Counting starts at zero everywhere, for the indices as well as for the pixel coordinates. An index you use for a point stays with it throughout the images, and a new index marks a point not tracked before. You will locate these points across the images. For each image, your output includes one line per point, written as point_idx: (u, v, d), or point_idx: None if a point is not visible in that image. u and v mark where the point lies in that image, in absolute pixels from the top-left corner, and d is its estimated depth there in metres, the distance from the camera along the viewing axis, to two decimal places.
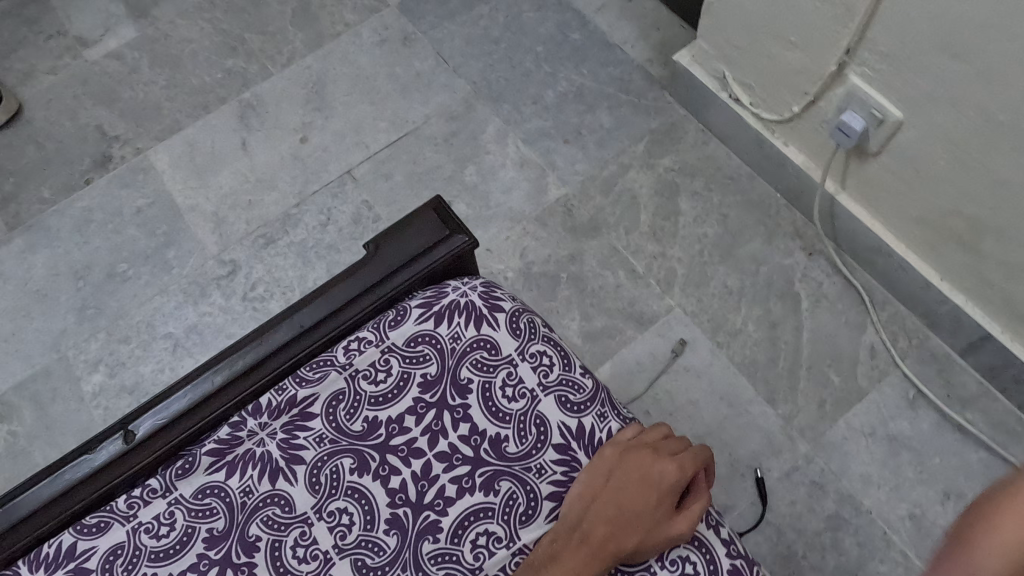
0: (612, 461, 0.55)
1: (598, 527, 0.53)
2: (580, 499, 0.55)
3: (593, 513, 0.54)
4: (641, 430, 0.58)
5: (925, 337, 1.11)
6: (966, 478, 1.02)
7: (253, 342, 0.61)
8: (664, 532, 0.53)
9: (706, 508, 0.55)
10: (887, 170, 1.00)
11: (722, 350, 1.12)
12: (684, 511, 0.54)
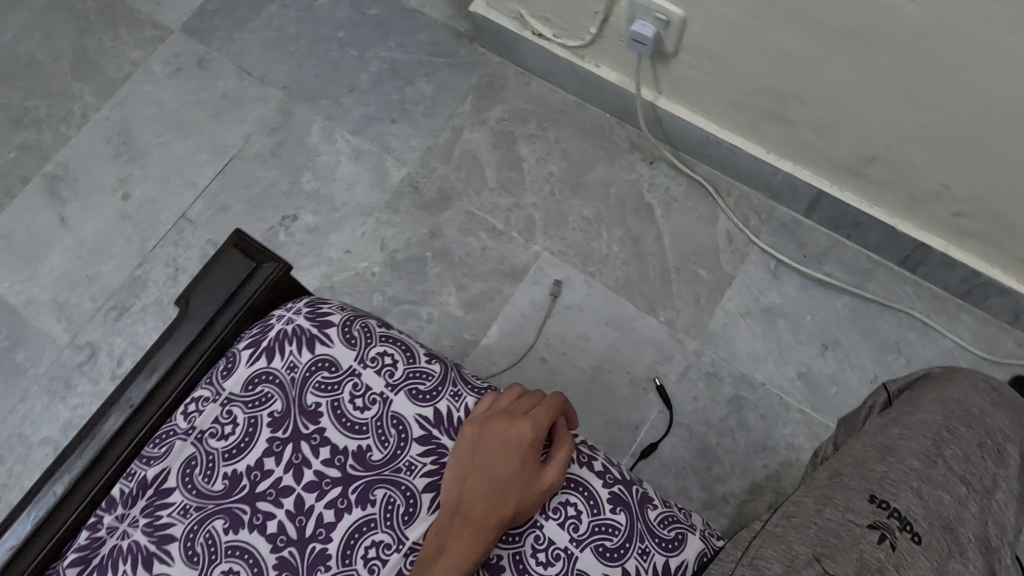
0: (474, 437, 0.56)
1: (476, 504, 0.54)
2: (454, 483, 0.55)
3: (468, 493, 0.54)
4: (495, 398, 0.59)
5: (772, 209, 1.17)
6: (837, 325, 1.11)
7: (86, 437, 0.58)
8: (537, 488, 0.55)
9: (570, 452, 0.57)
10: (690, 66, 1.03)
11: (596, 279, 1.15)
12: (550, 463, 0.56)
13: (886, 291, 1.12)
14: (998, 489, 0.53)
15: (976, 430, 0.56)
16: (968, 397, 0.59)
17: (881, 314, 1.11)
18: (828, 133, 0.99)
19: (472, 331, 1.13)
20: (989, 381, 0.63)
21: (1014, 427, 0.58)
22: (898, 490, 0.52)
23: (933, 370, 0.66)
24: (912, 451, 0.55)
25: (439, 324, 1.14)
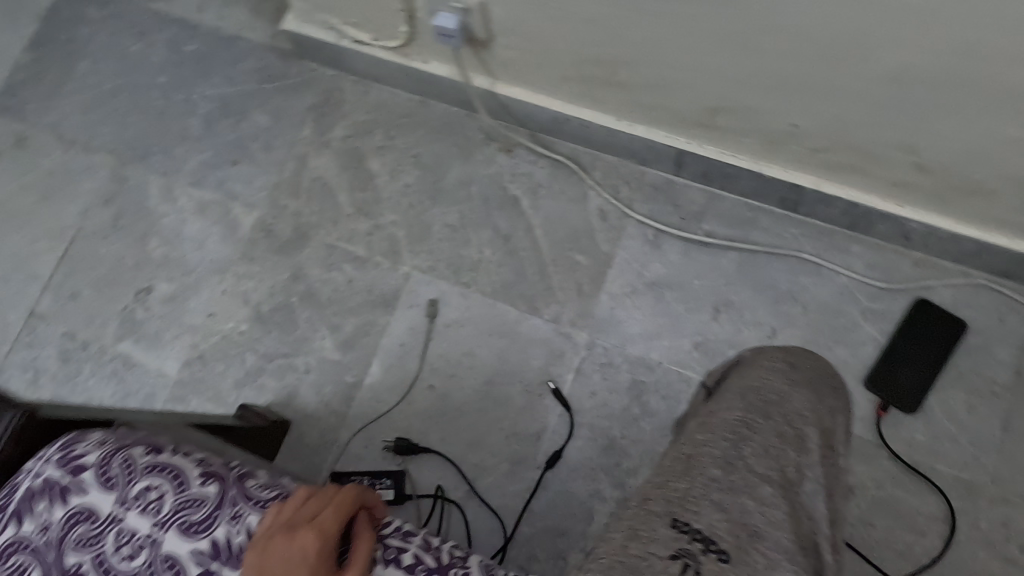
0: (263, 554, 0.53)
1: None
2: None
3: None
4: (282, 506, 0.57)
5: (642, 175, 1.10)
6: (727, 284, 1.05)
7: None
8: None
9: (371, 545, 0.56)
10: (509, 48, 0.94)
11: (472, 288, 1.09)
12: (351, 562, 0.54)
13: (771, 238, 1.06)
14: (801, 479, 0.52)
15: (776, 418, 0.54)
16: (767, 382, 0.57)
17: (770, 263, 1.05)
18: (666, 94, 0.91)
19: (354, 371, 1.07)
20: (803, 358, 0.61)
21: (813, 405, 0.56)
22: (698, 507, 0.49)
23: (745, 354, 0.63)
24: (711, 458, 0.52)
25: (319, 372, 1.08)
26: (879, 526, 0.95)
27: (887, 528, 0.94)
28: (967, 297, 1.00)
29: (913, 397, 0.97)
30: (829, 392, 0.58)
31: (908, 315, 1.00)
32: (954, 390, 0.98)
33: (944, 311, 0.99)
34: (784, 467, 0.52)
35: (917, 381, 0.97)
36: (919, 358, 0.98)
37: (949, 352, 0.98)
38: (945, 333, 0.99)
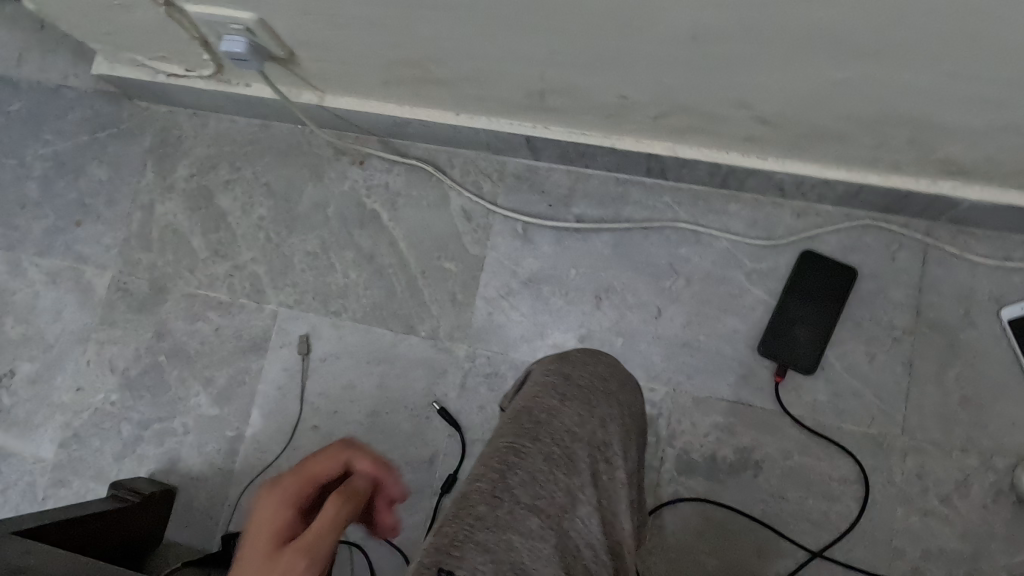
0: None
1: None
2: None
3: None
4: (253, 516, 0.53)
5: (502, 165, 1.03)
6: (604, 269, 0.98)
7: None
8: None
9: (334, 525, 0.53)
10: (316, 60, 0.86)
11: (343, 317, 1.02)
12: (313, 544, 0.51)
13: (645, 211, 0.99)
14: (574, 506, 0.51)
15: (544, 442, 0.52)
16: (541, 400, 0.55)
17: (647, 238, 0.98)
18: (489, 84, 0.84)
19: (234, 424, 1.02)
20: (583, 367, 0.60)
21: (583, 419, 0.55)
22: (464, 551, 0.44)
23: (530, 366, 0.61)
24: (481, 493, 0.48)
25: (199, 430, 1.02)
26: (792, 498, 0.90)
27: (800, 499, 0.89)
28: (854, 241, 0.94)
29: (810, 355, 0.91)
30: (610, 399, 0.58)
31: (796, 269, 0.94)
32: (853, 341, 0.92)
33: (832, 260, 0.93)
34: (557, 494, 0.50)
35: (812, 338, 0.91)
36: (812, 313, 0.92)
37: (842, 303, 0.92)
38: (836, 284, 0.92)
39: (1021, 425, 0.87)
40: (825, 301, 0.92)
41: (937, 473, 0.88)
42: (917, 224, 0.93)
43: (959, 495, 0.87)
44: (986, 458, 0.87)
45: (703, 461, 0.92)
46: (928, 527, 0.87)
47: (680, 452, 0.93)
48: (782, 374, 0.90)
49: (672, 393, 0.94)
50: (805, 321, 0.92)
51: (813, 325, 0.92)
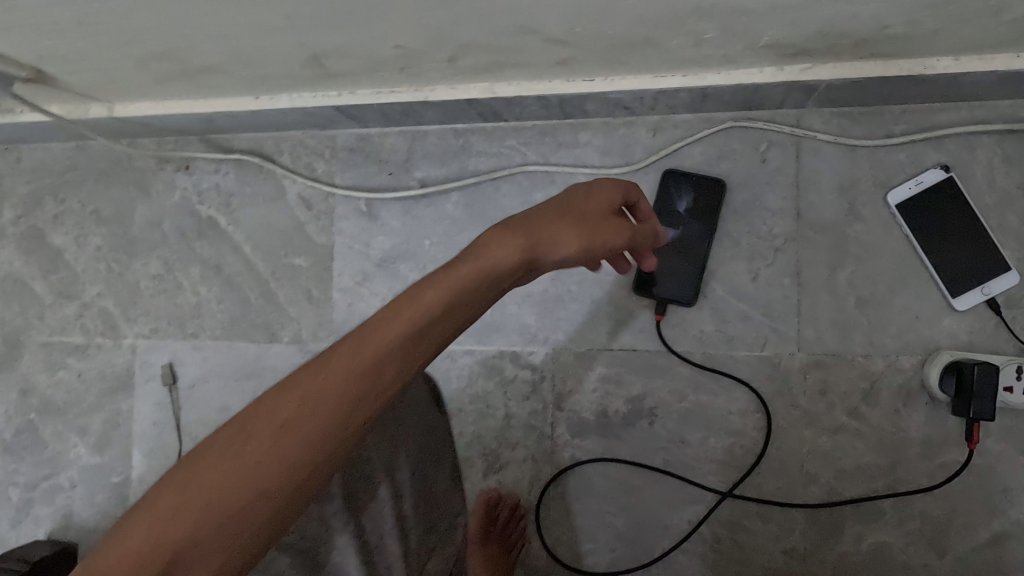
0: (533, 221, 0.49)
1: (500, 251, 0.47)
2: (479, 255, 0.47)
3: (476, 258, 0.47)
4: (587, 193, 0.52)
5: (333, 140, 0.93)
6: (459, 232, 0.89)
7: None
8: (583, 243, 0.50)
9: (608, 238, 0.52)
10: (70, 72, 0.76)
11: (203, 337, 0.96)
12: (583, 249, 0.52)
13: (491, 161, 0.89)
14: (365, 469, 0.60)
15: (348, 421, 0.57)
16: None
17: (498, 190, 0.89)
18: (261, 61, 0.73)
19: (119, 469, 0.97)
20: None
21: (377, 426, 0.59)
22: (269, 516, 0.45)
23: None
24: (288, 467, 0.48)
25: (86, 482, 0.98)
26: (693, 440, 0.83)
27: (702, 440, 0.83)
28: (719, 148, 0.84)
29: (690, 283, 0.83)
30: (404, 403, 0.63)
31: (659, 193, 0.84)
32: (733, 260, 0.83)
33: (697, 176, 0.83)
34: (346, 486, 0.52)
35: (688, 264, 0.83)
36: (684, 238, 0.83)
37: (715, 220, 0.83)
38: (704, 201, 0.83)
39: (924, 318, 0.79)
40: (696, 222, 0.83)
41: (842, 386, 0.80)
42: (784, 116, 0.82)
43: (868, 405, 0.80)
44: (892, 360, 0.79)
45: (596, 419, 0.85)
46: (839, 445, 0.80)
47: (571, 414, 0.86)
48: (661, 312, 0.82)
49: (552, 353, 0.87)
50: (678, 248, 0.83)
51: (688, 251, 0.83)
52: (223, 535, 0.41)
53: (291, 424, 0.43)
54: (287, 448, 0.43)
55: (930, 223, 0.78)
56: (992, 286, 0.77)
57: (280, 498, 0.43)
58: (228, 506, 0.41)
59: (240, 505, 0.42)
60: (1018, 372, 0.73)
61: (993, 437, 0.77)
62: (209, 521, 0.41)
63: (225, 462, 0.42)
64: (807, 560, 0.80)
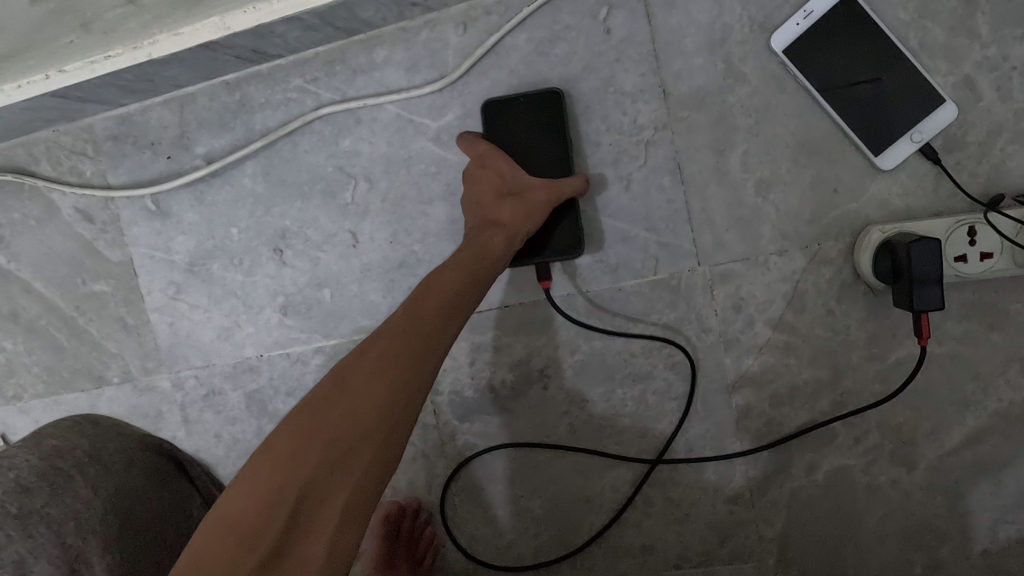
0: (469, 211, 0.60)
1: (470, 249, 0.55)
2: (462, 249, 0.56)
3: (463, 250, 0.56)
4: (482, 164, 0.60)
5: (91, 131, 0.74)
6: (268, 210, 0.72)
7: None
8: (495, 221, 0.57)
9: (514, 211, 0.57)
10: None
11: (26, 398, 0.81)
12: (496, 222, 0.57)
13: (279, 113, 0.70)
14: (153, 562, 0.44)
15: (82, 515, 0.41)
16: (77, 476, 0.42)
17: (297, 147, 0.70)
18: None
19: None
20: (83, 419, 0.45)
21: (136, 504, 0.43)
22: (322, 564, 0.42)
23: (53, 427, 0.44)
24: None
25: None
26: (597, 397, 0.68)
27: (606, 394, 0.68)
28: (549, 29, 0.64)
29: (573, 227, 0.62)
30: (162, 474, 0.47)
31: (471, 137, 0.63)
32: (597, 170, 0.65)
33: (522, 98, 0.63)
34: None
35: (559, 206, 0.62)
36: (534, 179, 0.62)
37: (569, 147, 0.62)
38: (546, 126, 0.63)
39: (846, 189, 0.61)
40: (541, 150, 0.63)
41: (760, 295, 0.64)
42: None
43: (793, 312, 0.64)
44: (814, 251, 0.62)
45: (481, 396, 0.71)
46: (768, 367, 0.65)
47: (452, 396, 0.71)
48: (547, 280, 0.62)
49: None
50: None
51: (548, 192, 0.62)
52: (331, 489, 0.42)
53: (393, 368, 0.46)
54: (369, 405, 0.44)
55: (831, 66, 0.59)
56: (922, 130, 0.59)
57: (379, 449, 0.44)
58: (334, 455, 0.42)
59: (340, 457, 0.43)
60: (971, 235, 0.57)
61: (951, 319, 0.61)
62: (321, 468, 0.42)
63: (333, 410, 0.44)
64: (757, 504, 0.67)
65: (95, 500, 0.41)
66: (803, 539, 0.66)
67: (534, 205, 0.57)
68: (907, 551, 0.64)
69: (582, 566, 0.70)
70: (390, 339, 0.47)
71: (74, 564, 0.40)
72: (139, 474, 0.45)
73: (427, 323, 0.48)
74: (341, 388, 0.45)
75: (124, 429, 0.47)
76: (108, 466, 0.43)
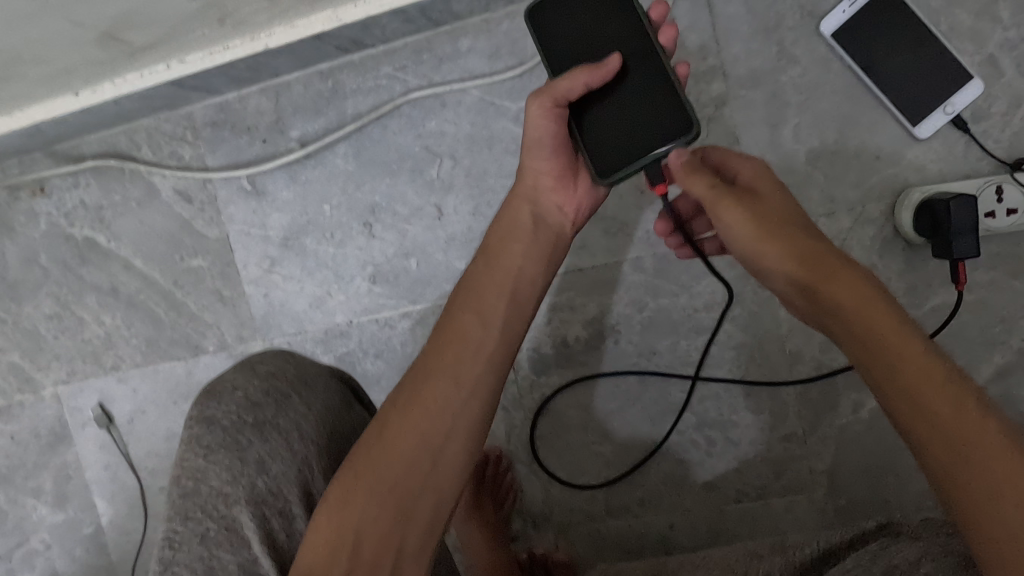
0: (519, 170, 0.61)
1: (500, 231, 0.57)
2: (504, 219, 0.58)
3: (494, 229, 0.58)
4: None
5: (191, 118, 0.81)
6: (358, 186, 0.79)
7: None
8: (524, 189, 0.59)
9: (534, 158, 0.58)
10: None
11: (124, 367, 0.87)
12: (522, 190, 0.59)
13: (370, 98, 0.77)
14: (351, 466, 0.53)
15: (302, 430, 0.51)
16: (291, 399, 0.52)
17: (386, 129, 0.77)
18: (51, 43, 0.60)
19: (87, 519, 0.88)
20: (285, 352, 0.56)
21: (336, 420, 0.53)
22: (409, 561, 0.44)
23: (266, 358, 0.55)
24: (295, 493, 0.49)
25: (55, 544, 0.89)
26: (663, 348, 0.76)
27: (672, 346, 0.76)
28: None
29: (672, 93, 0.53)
30: (349, 397, 0.57)
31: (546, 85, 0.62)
32: None
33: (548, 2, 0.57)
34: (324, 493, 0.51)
35: (642, 81, 0.54)
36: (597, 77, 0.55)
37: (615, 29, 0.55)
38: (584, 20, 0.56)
39: (886, 156, 0.70)
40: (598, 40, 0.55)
41: None
42: None
43: None
44: (858, 212, 0.70)
45: (556, 351, 0.78)
46: None
47: (530, 352, 0.79)
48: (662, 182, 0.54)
49: None
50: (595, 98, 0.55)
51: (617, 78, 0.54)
52: (384, 526, 0.43)
53: (434, 394, 0.47)
54: (408, 439, 0.45)
55: (874, 46, 0.68)
56: (954, 103, 0.67)
57: (429, 478, 0.45)
58: (384, 491, 0.44)
59: (387, 492, 0.44)
60: (998, 194, 0.66)
61: (979, 269, 0.70)
62: (373, 508, 0.44)
63: (380, 446, 0.45)
64: (808, 441, 0.75)
65: (308, 413, 0.52)
66: (849, 471, 0.74)
67: (535, 138, 0.56)
68: None
69: (649, 502, 0.78)
70: (424, 372, 0.49)
71: (301, 462, 0.50)
72: (333, 395, 0.55)
73: (460, 345, 0.50)
74: (386, 426, 0.46)
75: (313, 362, 0.57)
76: (311, 387, 0.54)
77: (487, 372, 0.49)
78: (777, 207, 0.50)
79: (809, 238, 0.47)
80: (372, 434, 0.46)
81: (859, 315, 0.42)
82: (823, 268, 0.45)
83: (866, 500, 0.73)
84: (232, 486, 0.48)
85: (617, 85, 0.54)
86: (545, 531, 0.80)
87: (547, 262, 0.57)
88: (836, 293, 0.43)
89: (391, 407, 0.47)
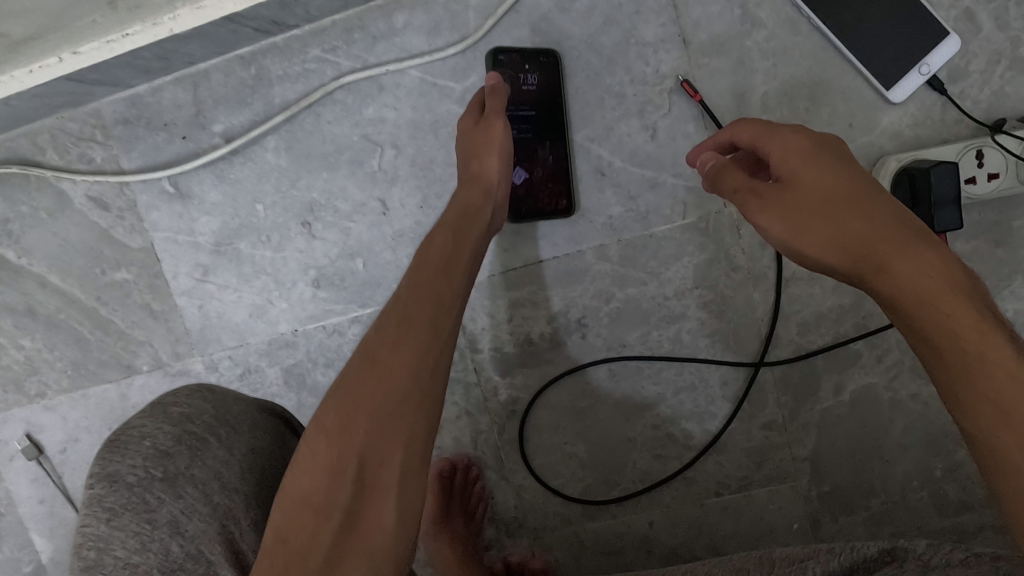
0: (467, 153, 0.62)
1: (453, 214, 0.56)
2: (459, 206, 0.58)
3: (457, 199, 0.58)
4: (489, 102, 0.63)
5: (99, 116, 0.73)
6: (292, 183, 0.72)
7: None
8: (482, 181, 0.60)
9: (495, 161, 0.61)
10: None
11: (52, 394, 0.79)
12: (482, 180, 0.60)
13: (298, 85, 0.70)
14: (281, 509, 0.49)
15: (223, 480, 0.46)
16: (210, 446, 0.47)
17: (320, 118, 0.70)
18: None
19: (26, 558, 0.81)
20: (203, 387, 0.51)
21: (262, 463, 0.49)
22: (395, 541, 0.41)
23: (178, 400, 0.49)
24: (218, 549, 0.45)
25: None
26: (634, 340, 0.71)
27: (643, 337, 0.71)
28: None
29: (568, 184, 0.69)
30: (278, 430, 0.52)
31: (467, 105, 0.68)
32: (623, 121, 0.68)
33: (527, 55, 0.66)
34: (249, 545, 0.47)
35: (554, 162, 0.68)
36: (525, 140, 0.68)
37: (555, 110, 0.68)
38: (541, 92, 0.67)
39: (860, 122, 0.65)
40: (539, 112, 0.68)
41: None
42: None
43: None
44: None
45: (520, 350, 0.73)
46: (794, 298, 0.69)
47: (492, 353, 0.73)
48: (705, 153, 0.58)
49: None
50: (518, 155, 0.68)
51: (539, 149, 0.68)
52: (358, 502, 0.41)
53: (390, 365, 0.43)
54: (369, 414, 0.42)
55: (842, 5, 0.63)
56: (931, 62, 0.62)
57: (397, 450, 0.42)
58: (352, 471, 0.41)
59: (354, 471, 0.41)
60: (979, 158, 0.61)
61: (960, 239, 0.66)
62: (345, 486, 0.41)
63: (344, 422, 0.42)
64: (789, 428, 0.71)
65: (230, 459, 0.47)
66: (832, 457, 0.71)
67: (496, 148, 0.61)
68: (928, 457, 0.69)
69: (629, 502, 0.73)
70: (379, 342, 0.44)
71: (225, 516, 0.46)
72: (261, 432, 0.50)
73: (417, 315, 0.46)
74: (345, 403, 0.43)
75: (236, 394, 0.52)
76: (233, 427, 0.49)
77: (441, 351, 0.45)
78: (816, 186, 0.45)
79: (864, 215, 0.43)
80: (334, 412, 0.43)
81: (918, 311, 0.39)
82: (876, 254, 0.41)
83: (850, 484, 0.70)
84: (142, 554, 0.45)
85: (536, 155, 0.68)
86: (520, 538, 0.75)
87: (470, 256, 0.53)
88: (898, 283, 0.40)
89: (349, 382, 0.43)
